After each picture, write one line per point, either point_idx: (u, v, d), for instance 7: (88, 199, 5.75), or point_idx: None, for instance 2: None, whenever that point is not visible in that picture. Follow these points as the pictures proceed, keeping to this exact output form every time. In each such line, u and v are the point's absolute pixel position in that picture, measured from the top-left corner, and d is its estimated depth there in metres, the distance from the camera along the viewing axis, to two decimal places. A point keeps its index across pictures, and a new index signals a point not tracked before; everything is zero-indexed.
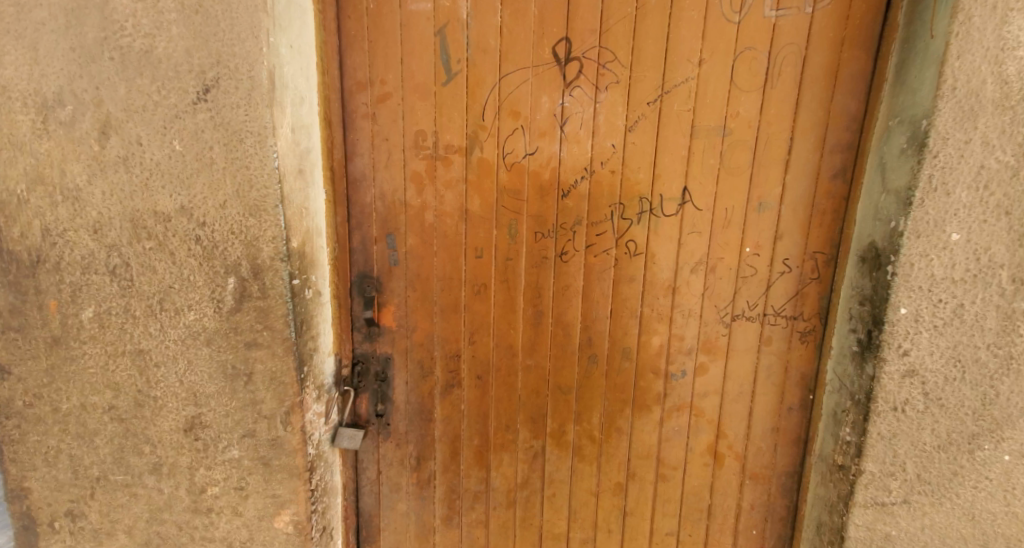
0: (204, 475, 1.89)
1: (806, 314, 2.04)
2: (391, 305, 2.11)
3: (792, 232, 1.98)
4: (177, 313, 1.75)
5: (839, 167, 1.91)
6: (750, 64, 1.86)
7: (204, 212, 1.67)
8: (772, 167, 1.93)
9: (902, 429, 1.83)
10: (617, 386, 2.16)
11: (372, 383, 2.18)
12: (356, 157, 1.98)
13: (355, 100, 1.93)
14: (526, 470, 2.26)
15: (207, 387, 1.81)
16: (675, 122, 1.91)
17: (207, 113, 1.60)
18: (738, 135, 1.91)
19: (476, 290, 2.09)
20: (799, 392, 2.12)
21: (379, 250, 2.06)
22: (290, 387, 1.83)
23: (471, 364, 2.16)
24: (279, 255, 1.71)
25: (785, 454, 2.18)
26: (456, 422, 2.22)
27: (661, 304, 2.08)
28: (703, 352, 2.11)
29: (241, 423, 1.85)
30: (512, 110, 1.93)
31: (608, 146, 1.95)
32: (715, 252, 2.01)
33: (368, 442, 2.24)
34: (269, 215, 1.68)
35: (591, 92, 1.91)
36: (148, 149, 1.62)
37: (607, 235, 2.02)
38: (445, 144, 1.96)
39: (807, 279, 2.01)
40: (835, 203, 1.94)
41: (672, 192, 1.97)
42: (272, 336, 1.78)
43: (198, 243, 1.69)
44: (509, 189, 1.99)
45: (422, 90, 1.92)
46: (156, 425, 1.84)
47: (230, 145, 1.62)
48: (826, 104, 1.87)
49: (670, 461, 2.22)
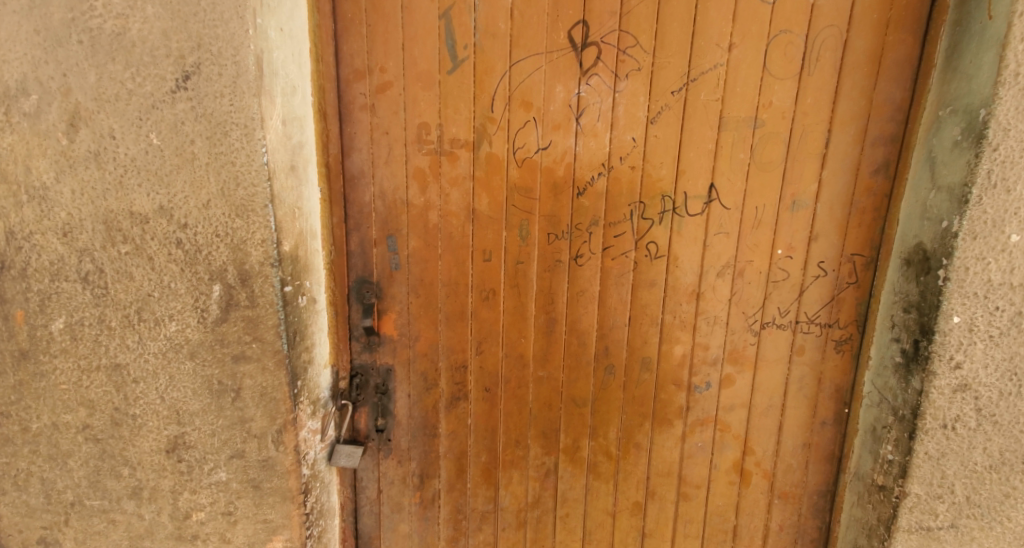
0: (188, 500, 1.73)
1: (842, 321, 1.89)
2: (392, 313, 1.95)
3: (828, 232, 1.82)
4: (156, 324, 1.59)
5: (881, 162, 1.75)
6: (785, 49, 1.70)
7: (185, 213, 1.51)
8: (807, 162, 1.77)
9: (951, 448, 1.67)
10: (636, 399, 2.01)
11: (372, 396, 2.03)
12: (354, 152, 1.82)
13: (353, 90, 1.77)
14: (537, 489, 2.10)
15: (191, 404, 1.66)
16: (702, 113, 1.76)
17: (188, 103, 1.45)
18: (770, 127, 1.76)
19: (484, 297, 1.93)
20: (833, 406, 1.96)
21: (379, 253, 1.90)
22: (283, 403, 1.68)
23: (479, 376, 2.00)
24: (270, 260, 1.56)
25: (817, 471, 2.02)
26: (463, 438, 2.06)
27: (684, 311, 1.92)
28: (730, 362, 1.96)
29: (228, 443, 1.69)
30: (524, 100, 1.77)
31: (628, 140, 1.79)
32: (743, 255, 1.86)
33: (367, 460, 2.08)
34: (258, 215, 1.52)
35: (609, 81, 1.75)
36: (122, 144, 1.46)
37: (626, 236, 1.86)
38: (450, 137, 1.80)
39: (844, 283, 1.85)
40: (876, 201, 1.78)
41: (697, 189, 1.81)
42: (263, 349, 1.63)
43: (179, 247, 1.53)
44: (520, 188, 1.83)
45: (425, 79, 1.76)
46: (135, 446, 1.69)
47: (214, 138, 1.46)
48: (868, 93, 1.71)
49: (693, 480, 2.06)
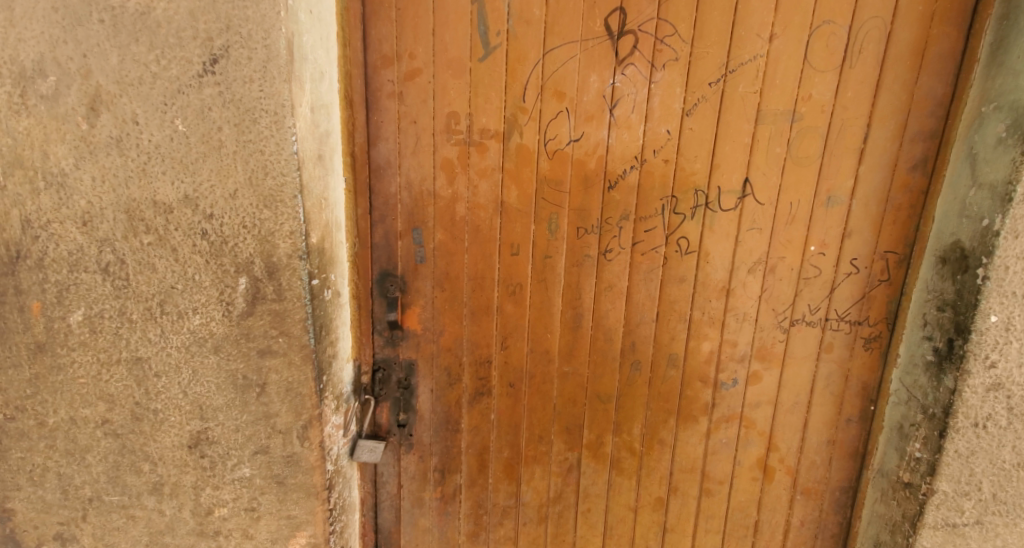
0: (210, 496, 1.71)
1: (872, 319, 1.87)
2: (417, 307, 1.92)
3: (863, 229, 1.80)
4: (180, 318, 1.54)
5: (920, 158, 1.73)
6: (828, 40, 1.66)
7: (211, 203, 1.46)
8: (844, 157, 1.75)
9: (981, 447, 1.67)
10: (661, 396, 1.98)
11: (393, 391, 2.00)
12: (380, 141, 1.76)
13: (380, 77, 1.71)
14: (559, 484, 2.08)
15: (214, 400, 1.62)
16: (739, 106, 1.72)
17: (215, 88, 1.38)
18: (809, 121, 1.72)
19: (510, 291, 1.89)
20: (859, 403, 1.94)
21: (404, 246, 1.85)
22: (308, 398, 1.65)
23: (503, 371, 1.97)
24: (298, 252, 1.51)
25: (840, 468, 2.01)
26: (485, 433, 2.03)
27: (713, 308, 1.90)
28: (757, 359, 1.93)
29: (253, 439, 1.66)
30: (557, 90, 1.72)
31: (662, 132, 1.75)
32: (776, 251, 1.83)
33: (388, 454, 2.05)
34: (286, 206, 1.47)
35: (645, 71, 1.71)
36: (145, 130, 1.40)
37: (657, 231, 1.83)
38: (480, 127, 1.75)
39: (875, 281, 1.83)
40: (912, 198, 1.76)
41: (731, 183, 1.78)
42: (290, 344, 1.59)
43: (204, 239, 1.48)
44: (551, 180, 1.79)
45: (455, 66, 1.71)
46: (156, 442, 1.65)
47: (242, 126, 1.40)
48: (910, 88, 1.68)
49: (715, 476, 2.05)
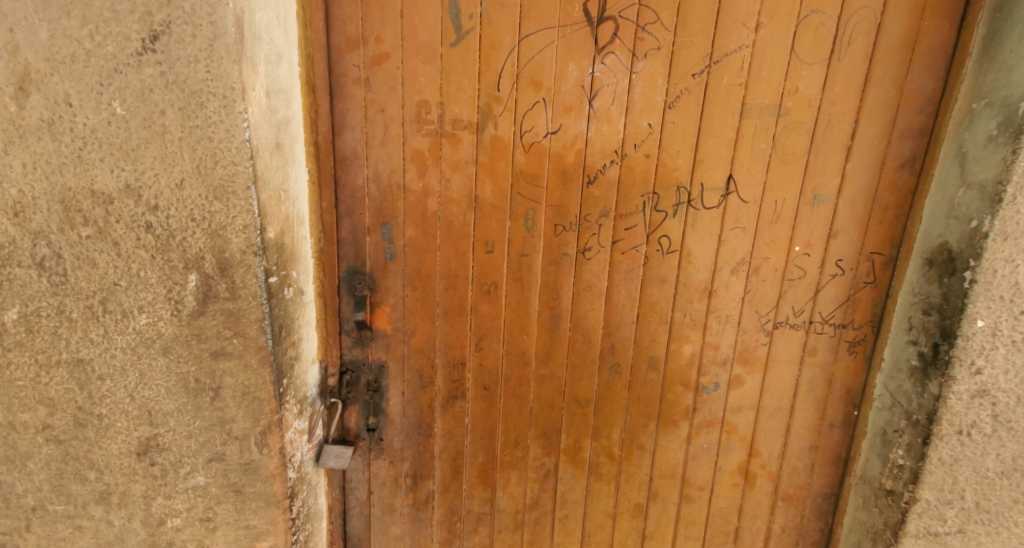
0: (162, 505, 1.61)
1: (857, 322, 1.81)
2: (386, 306, 1.82)
3: (849, 229, 1.74)
4: (125, 317, 1.44)
5: (908, 156, 1.67)
6: (816, 31, 1.60)
7: (156, 193, 1.36)
8: (831, 154, 1.68)
9: (965, 454, 1.62)
10: (641, 399, 1.91)
11: (363, 394, 1.90)
12: (346, 130, 1.66)
13: (345, 61, 1.61)
14: (535, 490, 2.01)
15: (165, 404, 1.52)
16: (723, 98, 1.65)
17: (156, 68, 1.27)
18: (795, 116, 1.66)
19: (485, 291, 1.81)
20: (843, 408, 1.89)
21: (373, 242, 1.76)
22: (266, 403, 1.57)
23: (478, 374, 1.89)
24: (252, 248, 1.42)
25: (822, 474, 1.96)
26: (459, 437, 1.95)
27: (695, 309, 1.83)
28: (740, 363, 1.87)
29: (207, 445, 1.57)
30: (534, 79, 1.63)
31: (644, 125, 1.67)
32: (760, 251, 1.76)
33: (357, 460, 1.96)
34: (239, 198, 1.38)
35: (626, 60, 1.63)
36: (80, 112, 1.29)
37: (638, 229, 1.75)
38: (452, 117, 1.66)
39: (861, 283, 1.78)
40: (900, 198, 1.70)
41: (715, 180, 1.71)
42: (245, 345, 1.51)
43: (149, 232, 1.38)
44: (527, 174, 1.70)
45: (426, 52, 1.61)
46: (102, 448, 1.54)
47: (187, 110, 1.30)
48: (899, 83, 1.62)
49: (696, 482, 1.99)
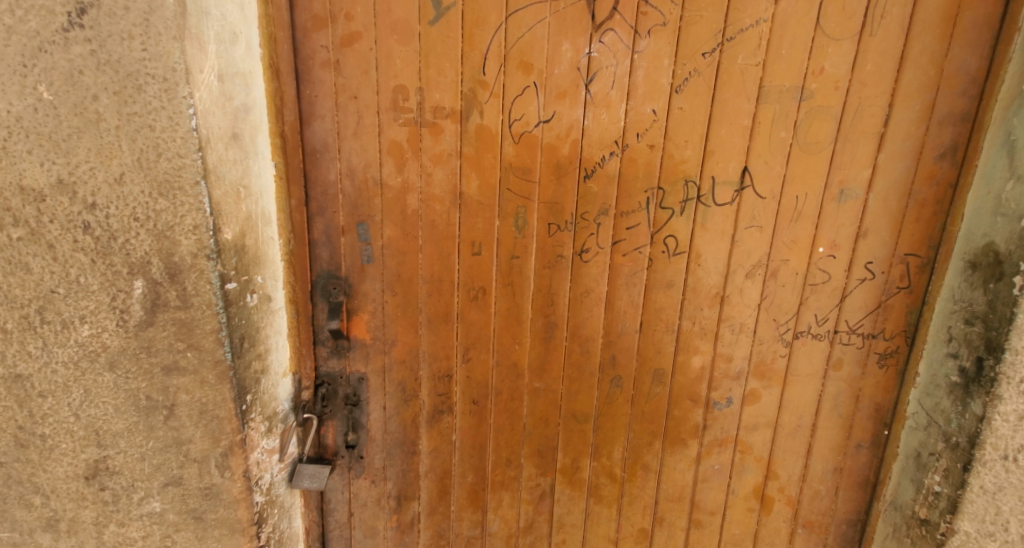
0: (115, 534, 1.46)
1: (889, 331, 1.62)
2: (364, 314, 1.66)
3: (880, 228, 1.54)
4: (65, 328, 1.30)
5: (948, 145, 1.47)
6: (843, 2, 1.41)
7: (93, 190, 1.22)
8: (860, 143, 1.49)
9: (1011, 483, 1.41)
10: (645, 416, 1.74)
11: (341, 408, 1.74)
12: (316, 120, 1.50)
13: (313, 42, 1.45)
14: (530, 513, 1.83)
15: (114, 424, 1.38)
16: (737, 80, 1.46)
17: (86, 46, 1.14)
18: (820, 100, 1.47)
19: (473, 297, 1.64)
20: (871, 427, 1.69)
21: (348, 243, 1.60)
22: (227, 422, 1.41)
23: (465, 387, 1.72)
24: (205, 250, 1.28)
25: (847, 499, 1.75)
26: (446, 456, 1.78)
27: (706, 317, 1.65)
28: (755, 377, 1.69)
29: (162, 468, 1.43)
30: (523, 61, 1.46)
31: (648, 112, 1.49)
32: (778, 253, 1.58)
33: (336, 479, 1.79)
34: (186, 195, 1.24)
35: (627, 38, 1.45)
36: (2, 98, 1.15)
37: (641, 229, 1.57)
38: (433, 104, 1.49)
39: (893, 288, 1.58)
40: (938, 192, 1.50)
41: (727, 174, 1.53)
42: (200, 359, 1.36)
43: (87, 233, 1.24)
44: (517, 168, 1.53)
45: (402, 30, 1.45)
46: (46, 472, 1.40)
47: (124, 94, 1.17)
48: (939, 61, 1.43)
49: (706, 506, 1.80)
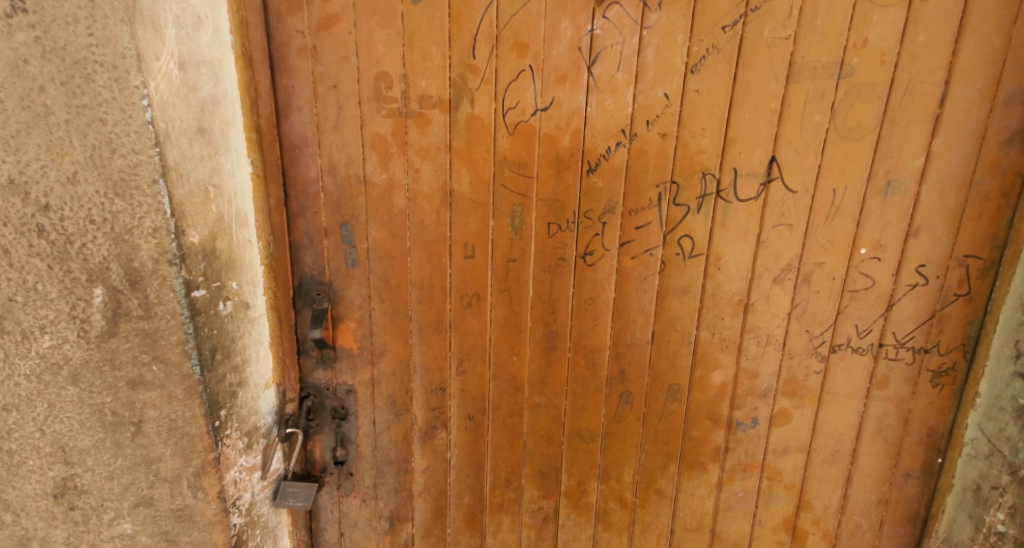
0: None
1: (943, 345, 1.40)
2: (351, 321, 1.54)
3: (933, 225, 1.33)
4: (25, 338, 1.20)
5: (1016, 128, 1.26)
6: None
7: (45, 190, 1.12)
8: (910, 127, 1.29)
9: None
10: (659, 436, 1.56)
11: (329, 422, 1.62)
12: (293, 112, 1.39)
13: (288, 28, 1.34)
14: (533, 539, 1.68)
15: (80, 440, 1.27)
16: (763, 58, 1.28)
17: (30, 33, 1.05)
18: (862, 77, 1.27)
19: (467, 304, 1.50)
20: (922, 455, 1.47)
21: (332, 245, 1.48)
22: (199, 440, 1.31)
23: (461, 401, 1.58)
24: (166, 255, 1.18)
25: (892, 535, 1.54)
26: (441, 475, 1.65)
27: (727, 327, 1.46)
28: (786, 395, 1.49)
29: (132, 488, 1.32)
30: (518, 42, 1.32)
31: (659, 96, 1.32)
32: (812, 255, 1.38)
33: (325, 497, 1.67)
34: (144, 195, 1.13)
35: (634, 13, 1.29)
36: None
37: (653, 228, 1.40)
38: (419, 93, 1.36)
39: (949, 295, 1.37)
40: (1003, 184, 1.29)
41: (752, 165, 1.34)
42: (167, 373, 1.25)
43: (41, 237, 1.14)
44: (513, 161, 1.39)
45: (383, 12, 1.32)
46: (15, 489, 1.29)
47: (72, 85, 1.07)
48: (1005, 29, 1.22)
49: (729, 537, 1.61)
